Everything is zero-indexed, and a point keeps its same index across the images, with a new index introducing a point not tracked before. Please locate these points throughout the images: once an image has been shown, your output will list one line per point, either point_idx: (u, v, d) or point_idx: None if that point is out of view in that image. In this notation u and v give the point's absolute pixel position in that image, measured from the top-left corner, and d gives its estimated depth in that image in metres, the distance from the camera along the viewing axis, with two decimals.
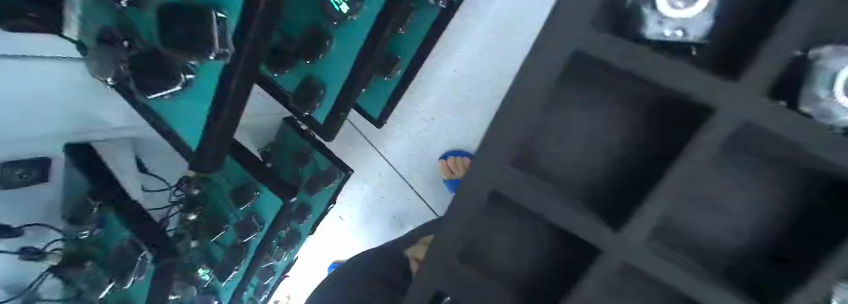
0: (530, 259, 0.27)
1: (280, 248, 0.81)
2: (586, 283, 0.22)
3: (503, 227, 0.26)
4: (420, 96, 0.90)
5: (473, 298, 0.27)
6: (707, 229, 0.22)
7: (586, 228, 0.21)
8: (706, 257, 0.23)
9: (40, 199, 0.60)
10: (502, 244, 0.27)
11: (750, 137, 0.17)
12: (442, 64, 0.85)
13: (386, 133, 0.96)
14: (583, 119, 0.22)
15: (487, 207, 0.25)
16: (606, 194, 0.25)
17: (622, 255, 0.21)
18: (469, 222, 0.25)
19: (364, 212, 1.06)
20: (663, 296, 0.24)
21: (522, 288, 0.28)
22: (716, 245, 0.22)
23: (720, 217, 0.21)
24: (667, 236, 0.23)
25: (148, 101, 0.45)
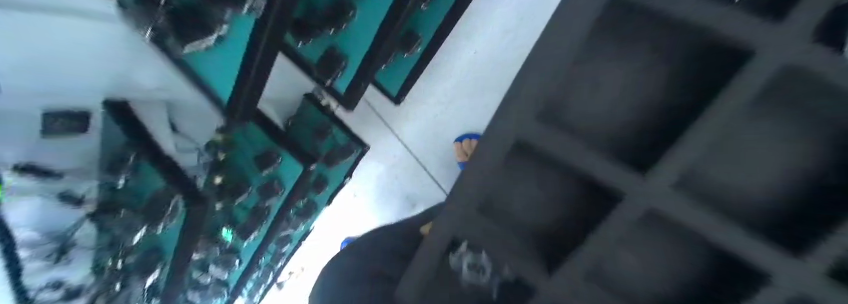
0: (547, 211, 0.27)
1: (298, 218, 0.85)
2: (608, 226, 0.22)
3: (523, 179, 0.26)
4: (438, 79, 0.88)
5: (490, 249, 0.27)
6: (734, 181, 0.21)
7: (613, 173, 0.21)
8: (733, 212, 0.22)
9: (79, 149, 0.52)
10: (519, 195, 0.27)
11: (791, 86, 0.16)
12: (463, 47, 0.83)
13: (403, 115, 0.93)
14: (613, 68, 0.21)
15: (510, 156, 0.24)
16: (630, 146, 0.24)
17: (649, 199, 0.20)
18: (493, 172, 0.24)
19: (377, 192, 1.07)
20: (681, 255, 0.23)
21: (536, 237, 0.28)
22: (744, 199, 0.21)
23: (748, 168, 0.20)
24: (693, 189, 0.22)
25: (185, 57, 0.45)
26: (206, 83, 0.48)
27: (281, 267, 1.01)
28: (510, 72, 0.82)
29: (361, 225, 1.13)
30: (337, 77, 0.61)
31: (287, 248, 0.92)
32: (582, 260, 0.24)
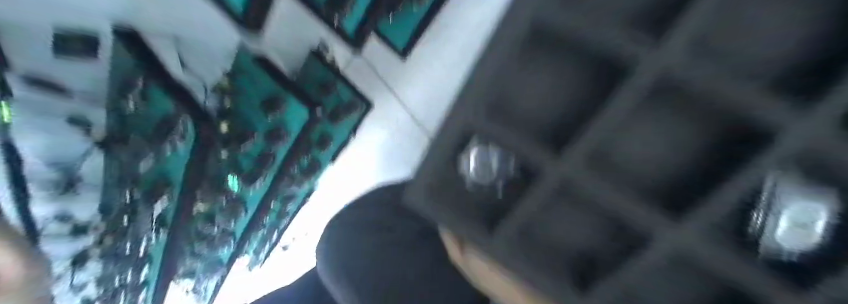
0: (558, 100, 0.26)
1: (303, 175, 0.85)
2: (612, 110, 0.20)
3: (540, 67, 0.25)
4: (443, 41, 0.84)
5: (503, 144, 0.27)
6: (757, 30, 0.16)
7: (623, 47, 0.18)
8: (751, 69, 0.17)
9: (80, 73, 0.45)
10: (535, 84, 0.26)
11: None
12: (471, 4, 0.78)
13: (405, 79, 0.92)
14: None
15: (527, 37, 0.23)
16: (661, 17, 0.20)
17: (658, 68, 0.17)
18: (508, 54, 0.23)
19: (382, 159, 1.04)
20: (701, 118, 0.21)
21: (547, 135, 0.27)
22: (770, 49, 0.16)
23: (771, 11, 0.16)
24: (709, 46, 0.17)
25: None
26: None
27: (286, 226, 1.03)
28: None
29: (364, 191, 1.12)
30: (344, 17, 0.68)
31: (291, 206, 0.93)
32: (588, 142, 0.22)
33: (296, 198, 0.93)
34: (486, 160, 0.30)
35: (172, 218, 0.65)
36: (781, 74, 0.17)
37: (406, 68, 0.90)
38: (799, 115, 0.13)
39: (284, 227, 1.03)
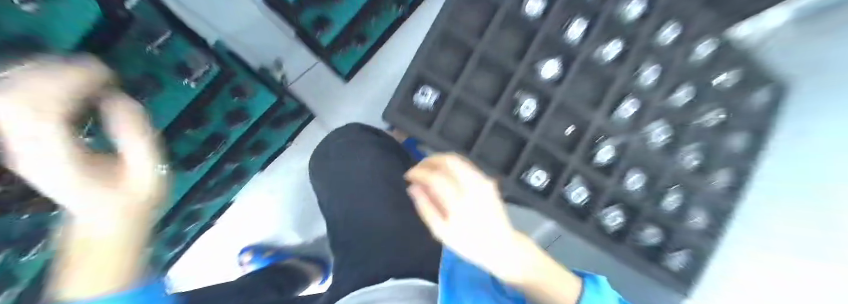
0: (454, 64, 0.55)
1: (229, 182, 0.85)
2: (471, 68, 0.54)
3: (450, 49, 0.55)
4: (371, 80, 1.07)
5: (435, 75, 0.53)
6: (499, 49, 0.55)
7: (475, 47, 0.53)
8: (502, 57, 0.55)
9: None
10: (449, 60, 0.55)
11: (502, 24, 0.55)
12: (393, 55, 1.06)
13: (334, 111, 1.08)
14: (471, 18, 0.56)
15: (440, 37, 0.53)
16: (491, 37, 0.54)
17: (483, 49, 0.53)
18: (432, 44, 0.53)
19: (296, 187, 1.10)
20: (499, 76, 0.56)
21: (472, 73, 0.55)
22: (501, 53, 0.55)
23: (500, 44, 0.56)
24: (488, 54, 0.54)
25: None
26: None
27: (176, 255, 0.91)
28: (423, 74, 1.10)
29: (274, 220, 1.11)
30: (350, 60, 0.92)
31: (194, 226, 0.86)
32: (460, 81, 0.54)
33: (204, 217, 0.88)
34: (426, 92, 0.54)
35: None
36: (510, 60, 0.55)
37: (335, 102, 1.08)
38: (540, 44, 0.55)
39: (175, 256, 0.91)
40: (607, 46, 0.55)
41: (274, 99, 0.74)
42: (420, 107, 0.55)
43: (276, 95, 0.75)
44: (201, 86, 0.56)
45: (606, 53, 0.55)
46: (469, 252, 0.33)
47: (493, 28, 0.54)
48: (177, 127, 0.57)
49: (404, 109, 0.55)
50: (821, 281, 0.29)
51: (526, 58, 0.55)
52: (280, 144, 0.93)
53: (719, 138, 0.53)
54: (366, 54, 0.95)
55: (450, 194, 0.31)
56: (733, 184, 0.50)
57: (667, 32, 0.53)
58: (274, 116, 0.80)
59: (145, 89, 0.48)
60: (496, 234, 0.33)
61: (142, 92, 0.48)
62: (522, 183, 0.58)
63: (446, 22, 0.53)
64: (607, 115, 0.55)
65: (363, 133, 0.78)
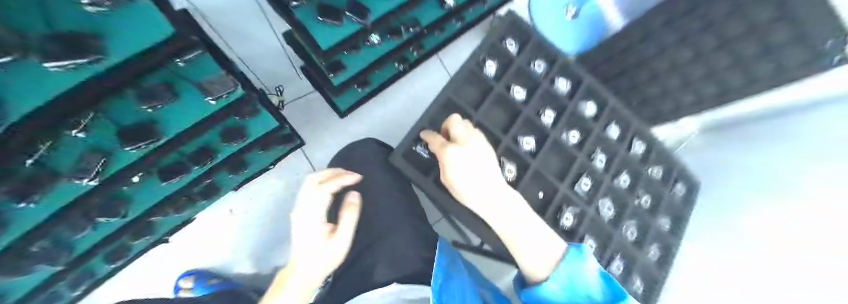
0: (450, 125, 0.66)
1: (199, 198, 0.80)
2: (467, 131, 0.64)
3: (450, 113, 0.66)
4: (361, 118, 1.17)
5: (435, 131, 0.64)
6: (489, 120, 0.67)
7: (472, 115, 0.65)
8: (492, 127, 0.66)
9: (216, 18, 0.66)
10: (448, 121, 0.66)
11: (493, 101, 0.68)
12: (385, 102, 1.20)
13: (319, 142, 1.12)
14: (471, 92, 0.69)
15: (443, 104, 0.65)
16: (484, 109, 0.67)
17: (479, 118, 0.65)
18: (436, 108, 0.65)
19: (263, 212, 1.05)
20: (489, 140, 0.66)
21: None
22: (490, 123, 0.67)
23: (491, 116, 0.68)
24: (482, 123, 0.65)
25: (299, 10, 0.57)
26: (308, 31, 0.59)
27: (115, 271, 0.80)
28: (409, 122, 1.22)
29: (229, 245, 1.03)
30: (348, 99, 0.98)
31: (143, 241, 0.76)
32: None
33: (158, 232, 0.78)
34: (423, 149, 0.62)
35: (104, 179, 0.50)
36: (498, 131, 0.66)
37: (323, 133, 1.12)
38: (521, 122, 0.68)
39: (115, 271, 0.80)
40: (570, 133, 0.70)
41: (275, 125, 0.75)
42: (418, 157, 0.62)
43: (279, 120, 0.76)
44: (212, 104, 0.55)
45: (570, 137, 0.70)
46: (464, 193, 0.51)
47: (486, 104, 0.67)
48: (176, 138, 0.56)
49: (407, 156, 0.62)
50: (773, 274, 0.50)
51: (511, 131, 0.66)
52: (262, 165, 0.92)
53: (649, 217, 0.68)
54: (364, 97, 1.03)
55: (440, 142, 0.54)
56: (663, 255, 0.67)
57: (612, 130, 0.73)
58: (268, 138, 0.80)
59: (158, 100, 0.47)
60: (511, 211, 0.50)
61: (152, 101, 0.46)
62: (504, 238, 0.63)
63: (449, 93, 0.65)
64: (571, 187, 0.66)
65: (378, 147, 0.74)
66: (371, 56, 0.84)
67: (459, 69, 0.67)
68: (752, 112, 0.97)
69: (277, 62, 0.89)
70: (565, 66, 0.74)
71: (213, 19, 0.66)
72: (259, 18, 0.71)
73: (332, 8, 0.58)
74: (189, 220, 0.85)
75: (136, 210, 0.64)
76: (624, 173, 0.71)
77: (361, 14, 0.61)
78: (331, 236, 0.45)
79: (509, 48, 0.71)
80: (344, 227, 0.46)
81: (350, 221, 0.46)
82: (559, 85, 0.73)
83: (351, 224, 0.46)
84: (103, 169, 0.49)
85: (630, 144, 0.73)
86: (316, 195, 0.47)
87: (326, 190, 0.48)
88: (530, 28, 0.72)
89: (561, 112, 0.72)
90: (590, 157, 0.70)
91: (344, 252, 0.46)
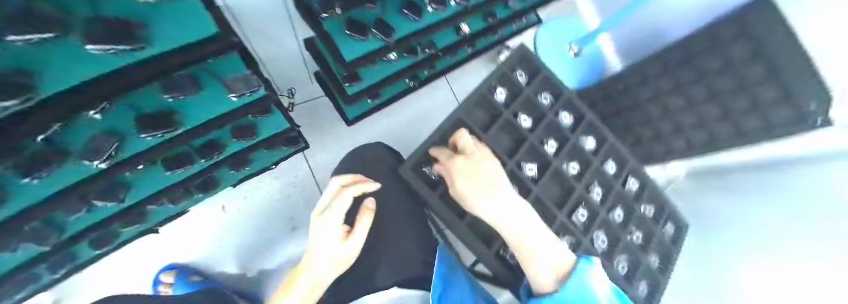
0: None
1: (197, 191, 0.79)
2: None
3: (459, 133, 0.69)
4: (365, 128, 1.19)
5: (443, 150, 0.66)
6: (496, 144, 0.70)
7: (480, 138, 0.68)
8: (498, 151, 0.69)
9: (250, 25, 0.68)
10: None
11: (501, 126, 0.71)
12: (390, 115, 1.23)
13: (321, 147, 1.13)
14: (480, 116, 0.72)
15: (453, 125, 0.68)
16: (492, 133, 0.70)
17: (486, 141, 0.68)
18: (446, 127, 0.67)
19: (256, 211, 1.04)
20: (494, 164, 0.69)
21: None
22: (496, 147, 0.70)
23: (498, 140, 0.71)
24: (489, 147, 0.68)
25: (328, 23, 0.60)
26: (333, 41, 0.63)
27: (97, 258, 0.77)
28: (410, 137, 1.25)
29: (216, 243, 1.00)
30: (357, 108, 1.01)
31: (133, 229, 0.74)
32: None
33: (149, 221, 0.76)
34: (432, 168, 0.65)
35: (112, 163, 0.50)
36: (503, 155, 0.69)
37: (326, 139, 1.13)
38: (525, 150, 0.71)
39: (97, 258, 0.78)
40: (570, 165, 0.74)
41: (285, 126, 0.77)
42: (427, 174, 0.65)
43: (290, 122, 0.78)
44: (232, 101, 0.56)
45: (570, 169, 0.73)
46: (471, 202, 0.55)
47: (494, 128, 0.70)
48: (191, 130, 0.56)
49: (414, 171, 0.64)
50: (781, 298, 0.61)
51: (515, 157, 0.69)
52: (264, 164, 0.92)
53: (640, 254, 0.71)
54: (373, 109, 1.06)
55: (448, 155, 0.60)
56: (651, 292, 0.69)
57: (609, 165, 0.77)
58: (275, 138, 0.81)
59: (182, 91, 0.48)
60: (515, 213, 0.53)
61: (176, 93, 0.47)
62: (500, 260, 0.65)
63: (460, 114, 0.68)
64: (568, 216, 0.68)
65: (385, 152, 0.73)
66: (386, 71, 0.87)
67: (471, 92, 0.70)
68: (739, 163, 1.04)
69: (293, 65, 0.91)
70: (569, 101, 0.78)
71: (246, 24, 0.67)
72: (287, 25, 0.74)
73: (360, 25, 0.62)
74: (183, 212, 0.84)
75: (135, 197, 0.63)
76: (618, 208, 0.74)
77: (388, 35, 0.65)
78: (347, 238, 0.49)
79: (519, 78, 0.75)
80: (359, 232, 0.50)
81: (366, 227, 0.50)
82: (563, 118, 0.77)
83: (365, 230, 0.50)
84: (113, 154, 0.49)
85: (625, 180, 0.77)
86: (336, 203, 0.48)
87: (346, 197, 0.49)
88: (540, 62, 0.76)
89: (562, 143, 0.75)
90: (587, 189, 0.73)
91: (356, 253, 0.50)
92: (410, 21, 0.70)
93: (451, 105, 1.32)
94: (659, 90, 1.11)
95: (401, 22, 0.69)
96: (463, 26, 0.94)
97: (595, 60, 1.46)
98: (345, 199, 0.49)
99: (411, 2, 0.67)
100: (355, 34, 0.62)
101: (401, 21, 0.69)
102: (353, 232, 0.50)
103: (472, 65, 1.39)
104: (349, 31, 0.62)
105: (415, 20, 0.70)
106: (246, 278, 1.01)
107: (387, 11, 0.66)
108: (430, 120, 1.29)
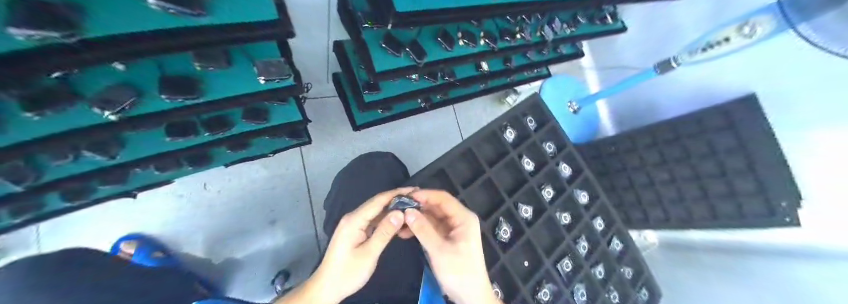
0: (461, 172, 0.71)
1: (189, 164, 0.76)
2: (477, 183, 0.69)
3: (465, 161, 0.71)
4: (367, 137, 1.20)
5: (448, 174, 0.68)
6: (497, 179, 0.72)
7: (484, 170, 0.70)
8: (499, 186, 0.71)
9: (294, 11, 0.72)
10: (461, 169, 0.71)
11: (505, 164, 0.74)
12: (393, 130, 1.25)
13: (320, 146, 1.12)
14: (487, 150, 0.75)
15: (462, 153, 0.70)
16: (496, 168, 0.72)
17: (490, 174, 0.70)
18: (456, 154, 0.69)
19: (238, 196, 1.00)
20: (494, 198, 0.71)
21: (475, 186, 0.69)
22: (498, 182, 0.72)
23: (499, 176, 0.73)
24: (491, 180, 0.70)
25: (366, 32, 0.67)
26: (368, 51, 0.68)
27: (62, 211, 0.73)
28: (409, 155, 1.27)
29: (186, 221, 0.95)
30: (366, 116, 1.03)
31: (109, 188, 0.69)
32: (468, 188, 0.67)
33: (128, 183, 0.72)
34: (407, 201, 0.49)
35: (124, 119, 0.48)
36: (503, 192, 0.71)
37: (326, 139, 1.12)
38: (523, 191, 0.73)
39: (61, 212, 0.73)
40: (563, 215, 0.76)
41: (297, 118, 0.77)
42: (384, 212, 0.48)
43: (302, 116, 0.78)
44: (258, 83, 0.57)
45: (561, 218, 0.76)
46: (472, 269, 0.50)
47: (498, 164, 0.73)
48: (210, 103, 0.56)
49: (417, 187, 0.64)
50: None
51: (514, 196, 0.71)
52: (262, 151, 0.90)
53: None
54: (381, 121, 1.07)
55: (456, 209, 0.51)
56: None
57: (598, 223, 0.80)
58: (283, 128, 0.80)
59: (214, 63, 0.49)
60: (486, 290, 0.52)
61: (208, 63, 0.48)
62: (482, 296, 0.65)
63: (471, 144, 0.70)
64: (553, 264, 0.70)
65: (390, 165, 0.74)
66: (404, 88, 0.91)
67: (483, 126, 0.73)
68: (714, 245, 1.11)
69: (316, 62, 0.93)
70: (570, 154, 0.83)
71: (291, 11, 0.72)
72: (326, 23, 0.79)
73: (396, 42, 0.68)
74: (166, 181, 0.80)
75: (128, 156, 0.61)
76: (600, 265, 0.77)
77: (420, 56, 0.70)
78: (362, 247, 0.46)
79: (529, 123, 0.79)
80: (373, 245, 0.47)
81: (381, 243, 0.47)
82: (563, 168, 0.81)
83: (380, 245, 0.47)
84: (128, 110, 0.47)
85: (609, 240, 0.81)
86: (362, 211, 0.45)
87: (374, 207, 0.46)
88: (550, 113, 0.81)
89: (558, 192, 0.78)
90: (575, 241, 0.75)
91: (365, 266, 0.48)
92: (440, 51, 0.77)
93: (453, 133, 1.36)
94: (647, 161, 1.18)
95: (433, 48, 0.76)
96: (484, 63, 1.00)
97: (589, 116, 1.54)
98: (369, 207, 0.45)
99: (445, 34, 0.75)
100: (390, 49, 0.68)
101: (433, 48, 0.76)
102: (367, 243, 0.47)
103: (480, 100, 1.45)
104: (385, 45, 0.68)
105: (445, 50, 0.77)
106: (210, 265, 0.95)
107: (421, 37, 0.74)
108: (430, 142, 1.31)
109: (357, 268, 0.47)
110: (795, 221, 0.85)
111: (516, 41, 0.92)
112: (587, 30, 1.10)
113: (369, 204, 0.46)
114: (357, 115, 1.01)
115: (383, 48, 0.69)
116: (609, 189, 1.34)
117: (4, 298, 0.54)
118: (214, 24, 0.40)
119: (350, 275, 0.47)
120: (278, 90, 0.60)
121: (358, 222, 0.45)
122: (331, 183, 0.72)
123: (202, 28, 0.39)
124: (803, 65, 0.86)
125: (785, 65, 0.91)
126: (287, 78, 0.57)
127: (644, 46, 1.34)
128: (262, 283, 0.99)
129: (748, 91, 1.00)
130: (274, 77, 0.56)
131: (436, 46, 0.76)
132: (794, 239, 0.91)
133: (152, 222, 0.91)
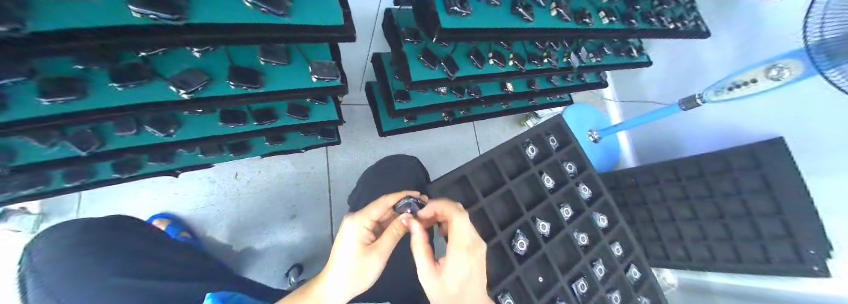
0: (483, 181, 0.73)
1: (230, 151, 0.82)
2: (498, 193, 0.71)
3: (487, 172, 0.74)
4: (389, 145, 1.24)
5: (470, 182, 0.70)
6: (517, 193, 0.74)
7: (505, 181, 0.72)
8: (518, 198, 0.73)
9: None
10: (483, 178, 0.73)
11: (525, 178, 0.76)
12: (415, 141, 1.30)
13: (345, 148, 1.17)
14: (509, 163, 0.77)
15: (486, 162, 0.73)
16: (516, 180, 0.74)
17: (511, 185, 0.72)
18: (481, 164, 0.72)
19: (264, 187, 1.05)
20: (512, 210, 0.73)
21: (496, 196, 0.71)
22: (517, 195, 0.73)
23: (518, 189, 0.75)
24: (511, 192, 0.72)
25: (407, 45, 0.74)
26: (406, 63, 0.74)
27: (108, 182, 0.79)
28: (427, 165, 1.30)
29: (214, 206, 1.00)
30: (393, 123, 1.08)
31: (156, 165, 0.76)
32: (489, 196, 0.70)
33: (174, 161, 0.79)
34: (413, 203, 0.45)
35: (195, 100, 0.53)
36: (522, 205, 0.72)
37: (351, 143, 1.18)
38: (542, 206, 0.74)
39: (108, 182, 0.80)
40: (580, 235, 0.77)
41: (333, 118, 0.83)
42: (394, 216, 0.46)
43: (338, 115, 0.83)
44: (310, 80, 0.63)
45: (579, 239, 0.76)
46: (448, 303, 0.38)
47: (518, 177, 0.75)
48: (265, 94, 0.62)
49: (441, 191, 0.67)
50: None
51: (532, 210, 0.73)
52: (294, 146, 0.96)
53: None
54: (406, 130, 1.12)
55: (463, 238, 0.39)
56: None
57: (616, 248, 0.80)
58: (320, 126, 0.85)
59: (277, 58, 0.55)
60: None
61: (272, 58, 0.54)
62: None
63: (494, 155, 0.73)
64: (568, 282, 0.70)
65: (414, 168, 0.77)
66: (433, 99, 0.96)
67: (507, 140, 0.76)
68: (738, 290, 1.06)
69: (352, 69, 1.00)
70: (590, 177, 0.84)
71: None
72: (368, 35, 0.86)
73: (433, 56, 0.74)
74: (205, 164, 0.86)
75: (183, 135, 0.67)
76: (616, 291, 0.76)
77: (453, 70, 0.75)
78: (370, 248, 0.39)
79: (550, 142, 0.82)
80: (383, 243, 0.40)
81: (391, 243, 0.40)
82: (583, 191, 0.82)
83: (390, 244, 0.40)
84: (200, 91, 0.53)
85: (627, 267, 0.80)
86: (368, 210, 0.42)
87: (380, 207, 0.43)
88: (572, 134, 0.83)
89: (577, 212, 0.79)
90: (592, 263, 0.75)
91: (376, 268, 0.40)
92: (472, 68, 0.82)
93: (472, 149, 1.39)
94: (667, 196, 1.17)
95: (465, 65, 0.81)
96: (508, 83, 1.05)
97: (609, 146, 1.54)
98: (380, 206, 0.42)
99: (477, 52, 0.81)
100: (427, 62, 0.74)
101: (465, 65, 0.81)
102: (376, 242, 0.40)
103: (500, 120, 1.49)
104: (422, 59, 0.74)
105: (476, 67, 0.82)
106: (230, 251, 0.99)
107: (454, 54, 0.80)
108: (449, 156, 1.35)
109: (363, 268, 0.39)
110: (825, 270, 0.82)
111: (543, 65, 0.96)
112: (613, 61, 1.13)
113: (376, 203, 0.43)
114: (384, 122, 1.07)
115: (420, 61, 0.75)
116: (627, 221, 1.31)
117: (56, 252, 0.60)
118: (296, 24, 0.47)
119: (354, 277, 0.39)
120: (326, 88, 0.66)
121: (363, 220, 0.41)
122: (358, 181, 0.76)
123: (286, 27, 0.46)
124: (829, 110, 0.86)
125: (812, 109, 0.91)
126: (335, 79, 0.64)
127: (668, 81, 1.36)
128: (277, 275, 1.02)
129: (775, 133, 1.00)
130: (324, 77, 0.62)
131: (468, 63, 0.81)
132: (825, 291, 0.87)
133: (184, 203, 0.98)
